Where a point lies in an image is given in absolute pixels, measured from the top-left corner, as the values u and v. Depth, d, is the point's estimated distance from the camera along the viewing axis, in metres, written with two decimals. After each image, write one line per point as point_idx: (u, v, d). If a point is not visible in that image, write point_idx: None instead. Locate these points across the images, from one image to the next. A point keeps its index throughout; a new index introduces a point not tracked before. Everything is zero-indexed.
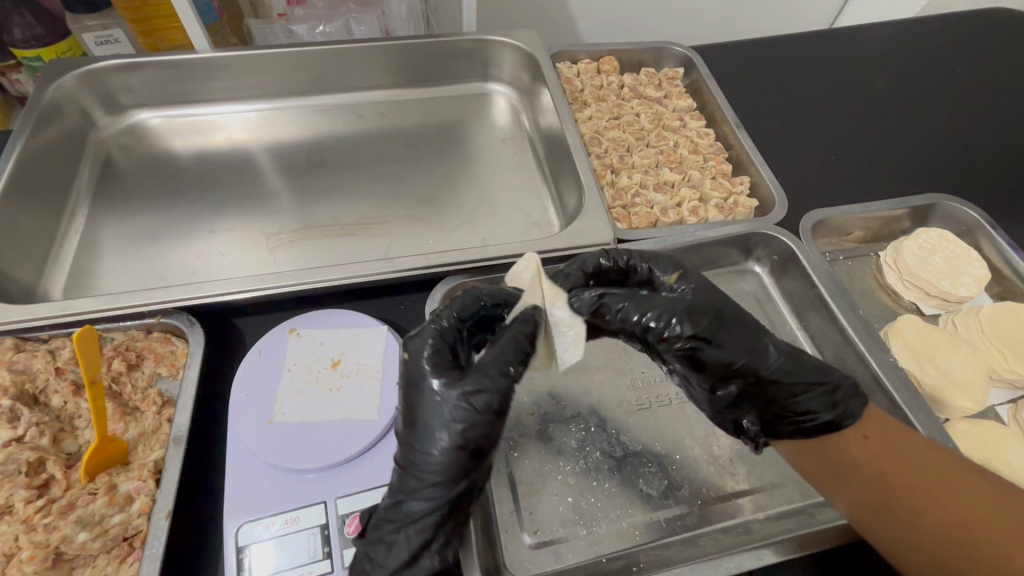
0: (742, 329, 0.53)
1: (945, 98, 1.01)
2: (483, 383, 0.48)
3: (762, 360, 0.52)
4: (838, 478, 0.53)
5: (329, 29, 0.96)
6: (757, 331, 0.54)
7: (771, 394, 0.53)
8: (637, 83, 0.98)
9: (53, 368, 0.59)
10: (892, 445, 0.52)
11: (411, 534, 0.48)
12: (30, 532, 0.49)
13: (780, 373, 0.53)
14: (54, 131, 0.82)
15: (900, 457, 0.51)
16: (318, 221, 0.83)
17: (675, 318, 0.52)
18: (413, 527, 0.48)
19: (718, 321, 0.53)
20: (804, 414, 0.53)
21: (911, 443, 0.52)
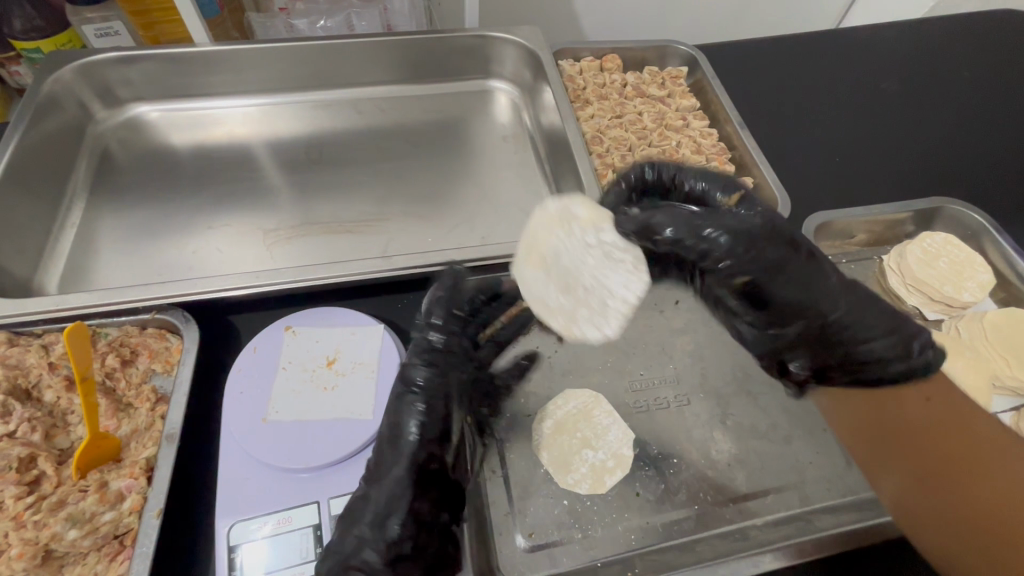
0: (809, 271, 0.53)
1: (952, 100, 1.00)
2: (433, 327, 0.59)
3: (828, 307, 0.54)
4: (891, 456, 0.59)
5: (330, 24, 0.95)
6: (818, 274, 0.54)
7: (830, 341, 0.55)
8: (640, 82, 0.97)
9: (46, 363, 0.59)
10: (939, 417, 0.54)
11: (370, 539, 0.50)
12: (19, 529, 0.49)
13: (844, 323, 0.54)
14: (52, 124, 0.81)
15: (939, 431, 0.54)
16: (316, 218, 0.82)
17: (733, 254, 0.52)
18: (368, 527, 0.50)
19: (782, 267, 0.53)
20: (865, 363, 0.56)
21: (961, 419, 0.52)
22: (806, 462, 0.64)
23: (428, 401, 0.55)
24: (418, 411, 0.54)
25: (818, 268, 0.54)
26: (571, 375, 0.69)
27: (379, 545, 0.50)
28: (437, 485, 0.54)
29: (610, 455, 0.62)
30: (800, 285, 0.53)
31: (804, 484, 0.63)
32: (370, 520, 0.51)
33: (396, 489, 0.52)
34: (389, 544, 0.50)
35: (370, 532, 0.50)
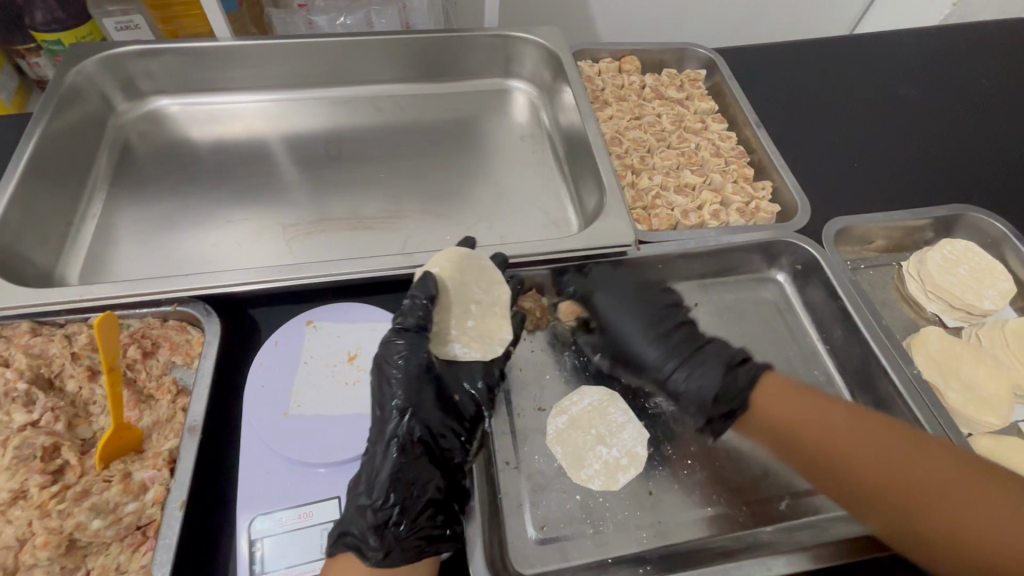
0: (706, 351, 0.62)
1: (971, 107, 1.00)
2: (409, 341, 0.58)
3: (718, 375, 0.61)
4: (840, 475, 0.53)
5: (350, 21, 0.95)
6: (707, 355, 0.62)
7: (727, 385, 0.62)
8: (659, 84, 0.97)
9: (69, 353, 0.59)
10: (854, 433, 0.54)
11: (363, 510, 0.50)
12: (44, 518, 0.49)
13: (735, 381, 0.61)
14: (74, 115, 0.82)
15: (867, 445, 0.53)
16: (334, 214, 0.82)
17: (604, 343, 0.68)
18: (367, 497, 0.51)
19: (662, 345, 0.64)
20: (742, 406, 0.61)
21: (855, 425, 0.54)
22: None
23: (409, 376, 0.56)
24: (399, 386, 0.56)
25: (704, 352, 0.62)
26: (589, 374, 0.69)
27: (368, 513, 0.50)
28: (428, 453, 0.55)
29: (624, 452, 0.63)
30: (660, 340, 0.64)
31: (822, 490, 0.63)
32: (367, 492, 0.51)
33: (390, 459, 0.53)
34: (377, 512, 0.50)
35: (363, 500, 0.50)
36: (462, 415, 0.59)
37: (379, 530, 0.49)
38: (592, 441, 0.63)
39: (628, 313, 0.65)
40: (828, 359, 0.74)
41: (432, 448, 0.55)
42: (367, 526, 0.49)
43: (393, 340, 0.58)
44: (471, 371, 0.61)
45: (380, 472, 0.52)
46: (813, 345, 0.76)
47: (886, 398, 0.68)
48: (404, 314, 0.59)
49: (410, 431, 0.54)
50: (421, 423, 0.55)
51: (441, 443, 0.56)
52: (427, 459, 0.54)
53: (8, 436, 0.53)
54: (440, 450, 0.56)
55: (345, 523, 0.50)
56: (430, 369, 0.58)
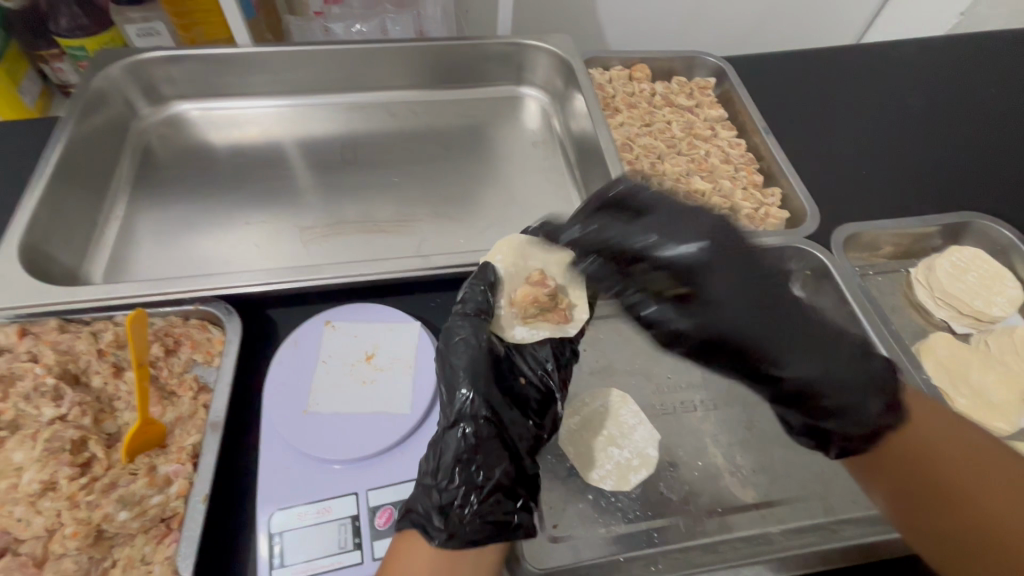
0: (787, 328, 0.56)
1: (978, 116, 1.01)
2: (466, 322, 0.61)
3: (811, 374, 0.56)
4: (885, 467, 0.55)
5: (365, 28, 0.97)
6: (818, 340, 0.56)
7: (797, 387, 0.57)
8: (668, 92, 0.99)
9: (96, 350, 0.60)
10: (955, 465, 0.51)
11: (430, 492, 0.52)
12: (73, 509, 0.51)
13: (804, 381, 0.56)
14: (98, 119, 0.84)
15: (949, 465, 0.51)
16: (350, 217, 0.84)
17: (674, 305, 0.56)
18: (437, 479, 0.52)
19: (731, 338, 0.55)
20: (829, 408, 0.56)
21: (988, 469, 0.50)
22: (831, 472, 0.64)
23: (473, 358, 0.59)
24: (464, 369, 0.58)
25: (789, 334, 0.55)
26: (599, 377, 0.70)
27: (433, 493, 0.52)
28: (496, 436, 0.56)
29: (636, 453, 0.63)
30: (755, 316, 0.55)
31: (829, 494, 0.63)
32: (437, 473, 0.53)
33: (459, 441, 0.54)
34: (444, 492, 0.52)
35: (428, 480, 0.53)
36: (527, 398, 0.61)
37: (444, 512, 0.51)
38: (598, 438, 0.64)
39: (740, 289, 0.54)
40: None
41: (500, 431, 0.57)
42: (432, 506, 0.51)
43: (458, 322, 0.61)
44: (535, 353, 0.63)
45: (445, 454, 0.54)
46: None
47: None
48: (467, 300, 0.63)
49: (476, 411, 0.56)
50: (490, 405, 0.57)
51: (507, 427, 0.58)
52: (494, 442, 0.56)
53: (37, 429, 0.55)
54: (508, 433, 0.57)
55: (416, 505, 0.52)
56: (495, 350, 0.61)
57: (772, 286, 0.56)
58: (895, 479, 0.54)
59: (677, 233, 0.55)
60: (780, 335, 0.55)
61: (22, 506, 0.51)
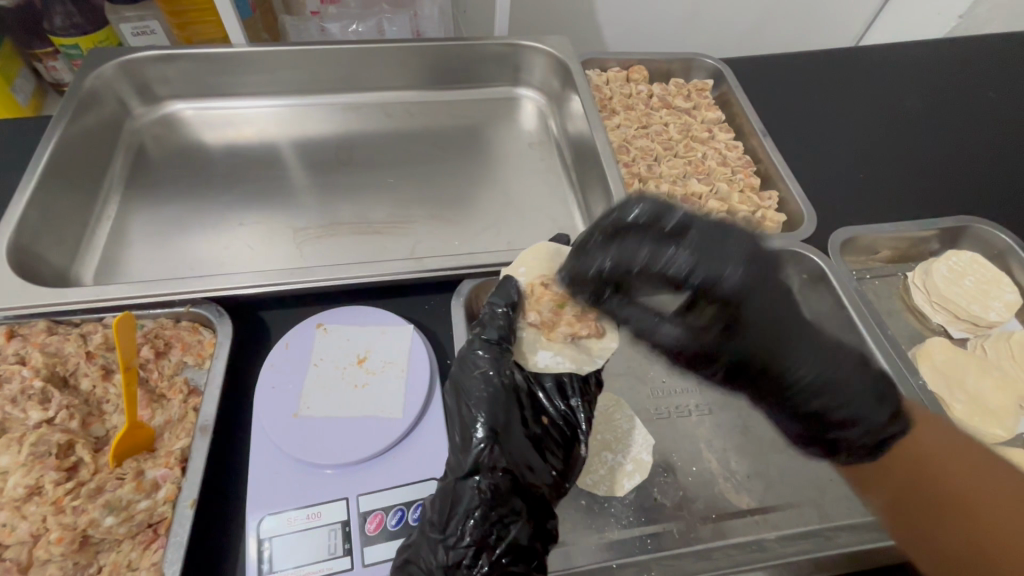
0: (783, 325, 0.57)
1: (977, 119, 1.00)
2: (485, 350, 0.56)
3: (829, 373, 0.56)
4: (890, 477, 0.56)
5: (362, 28, 0.96)
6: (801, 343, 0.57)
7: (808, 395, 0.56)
8: (666, 94, 0.98)
9: (84, 352, 0.60)
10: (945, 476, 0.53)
11: (435, 547, 0.49)
12: (58, 514, 0.50)
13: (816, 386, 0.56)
14: (91, 119, 0.83)
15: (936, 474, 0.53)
16: (344, 218, 0.83)
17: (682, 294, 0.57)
18: (445, 535, 0.49)
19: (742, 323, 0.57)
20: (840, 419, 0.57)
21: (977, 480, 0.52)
22: (827, 478, 0.64)
23: (492, 398, 0.54)
24: (481, 410, 0.53)
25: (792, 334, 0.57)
26: None
27: (439, 550, 0.49)
28: (513, 486, 0.51)
29: (630, 458, 0.62)
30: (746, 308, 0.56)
31: (823, 501, 0.62)
32: (444, 529, 0.49)
33: (473, 495, 0.50)
34: (451, 550, 0.48)
35: (434, 535, 0.49)
36: (549, 438, 0.57)
37: (449, 571, 0.48)
38: (590, 447, 0.63)
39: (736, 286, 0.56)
40: None
41: (518, 481, 0.52)
42: (437, 564, 0.48)
43: (475, 348, 0.57)
44: (558, 387, 0.60)
45: (456, 508, 0.50)
46: None
47: None
48: (486, 324, 0.58)
49: (494, 461, 0.51)
50: (509, 451, 0.52)
51: (527, 475, 0.53)
52: (513, 494, 0.51)
53: (23, 433, 0.54)
54: (529, 482, 0.52)
55: (420, 559, 0.49)
56: (515, 383, 0.57)
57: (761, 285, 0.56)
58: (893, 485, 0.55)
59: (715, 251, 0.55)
60: (793, 335, 0.56)
61: (7, 511, 0.50)
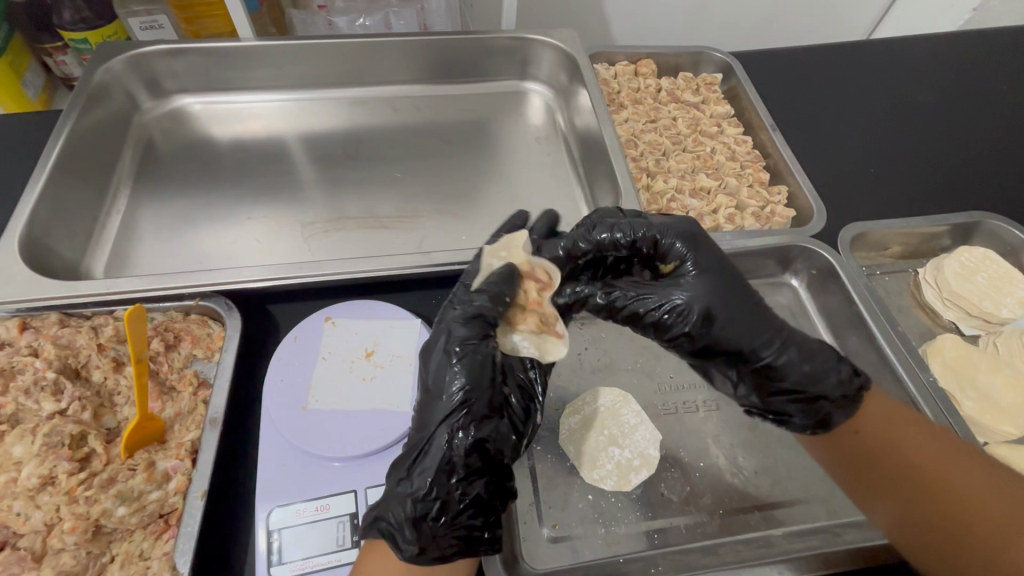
0: (752, 316, 0.54)
1: (991, 113, 0.99)
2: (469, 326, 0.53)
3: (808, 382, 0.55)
4: (874, 473, 0.55)
5: (369, 22, 0.95)
6: (777, 328, 0.55)
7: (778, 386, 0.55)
8: (674, 88, 0.98)
9: (96, 344, 0.60)
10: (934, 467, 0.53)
11: (402, 503, 0.49)
12: (72, 504, 0.51)
13: (801, 381, 0.55)
14: (100, 113, 0.84)
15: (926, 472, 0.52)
16: (352, 213, 0.84)
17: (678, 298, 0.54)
18: (411, 490, 0.49)
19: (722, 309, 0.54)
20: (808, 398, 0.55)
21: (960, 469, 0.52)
22: None
23: (470, 358, 0.51)
24: (458, 373, 0.51)
25: (773, 322, 0.55)
26: (599, 374, 0.69)
27: (406, 503, 0.48)
28: (476, 452, 0.49)
29: (637, 453, 0.62)
30: (732, 308, 0.54)
31: (832, 497, 0.62)
32: (411, 484, 0.49)
33: (442, 452, 0.49)
34: (418, 503, 0.48)
35: (401, 490, 0.49)
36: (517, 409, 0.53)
37: (415, 524, 0.48)
38: (596, 437, 0.63)
39: (724, 289, 0.54)
40: None
41: (483, 445, 0.49)
42: (404, 518, 0.48)
43: (465, 321, 0.53)
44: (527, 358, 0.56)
45: (423, 465, 0.49)
46: None
47: None
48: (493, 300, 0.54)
49: (456, 423, 0.49)
50: (474, 413, 0.50)
51: (496, 440, 0.50)
52: (474, 459, 0.49)
53: (37, 424, 0.54)
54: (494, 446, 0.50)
55: (390, 515, 0.49)
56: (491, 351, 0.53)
57: (742, 293, 0.55)
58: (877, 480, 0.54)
59: (663, 225, 0.57)
60: (758, 333, 0.54)
61: (21, 501, 0.51)
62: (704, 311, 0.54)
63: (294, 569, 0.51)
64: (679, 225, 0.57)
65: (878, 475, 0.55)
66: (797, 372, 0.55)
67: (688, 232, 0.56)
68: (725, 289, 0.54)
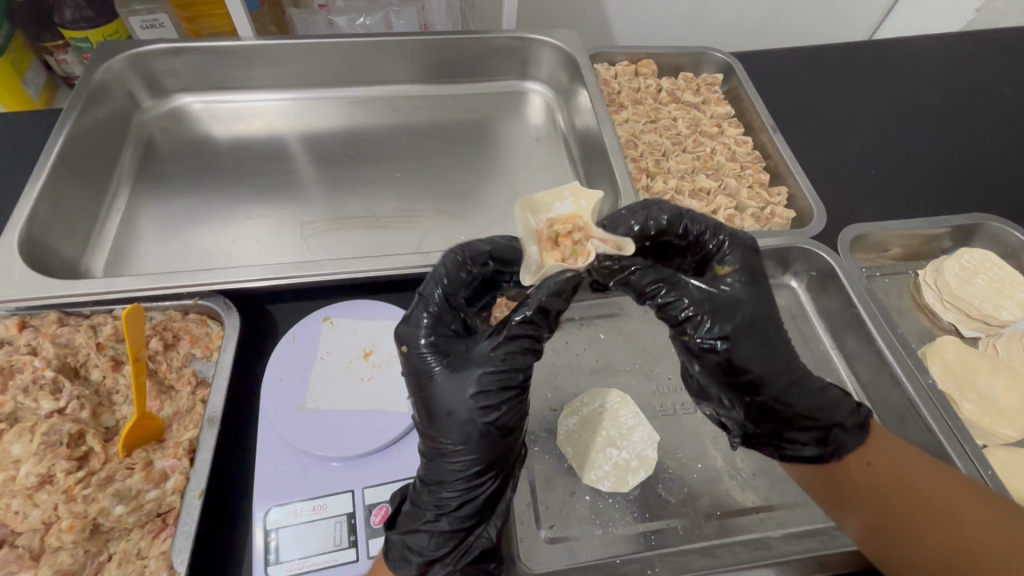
0: (776, 342, 0.53)
1: (993, 114, 0.99)
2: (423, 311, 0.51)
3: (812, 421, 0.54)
4: (848, 493, 0.54)
5: (369, 21, 0.95)
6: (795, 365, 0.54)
7: (780, 418, 0.54)
8: (675, 88, 0.98)
9: (94, 343, 0.60)
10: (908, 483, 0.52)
11: (421, 530, 0.49)
12: (70, 502, 0.51)
13: (799, 416, 0.54)
14: (101, 112, 0.84)
15: (902, 486, 0.52)
16: (351, 212, 0.84)
17: (713, 313, 0.51)
18: (425, 515, 0.49)
19: (749, 331, 0.52)
20: (791, 442, 0.56)
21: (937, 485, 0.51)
22: None
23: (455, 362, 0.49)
24: (449, 380, 0.48)
25: (789, 353, 0.54)
26: (597, 375, 0.69)
27: (419, 535, 0.49)
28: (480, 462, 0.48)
29: (634, 455, 0.62)
30: (764, 332, 0.53)
31: None
32: (424, 506, 0.49)
33: (431, 467, 0.49)
34: (432, 533, 0.49)
35: (415, 518, 0.50)
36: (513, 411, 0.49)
37: (433, 550, 0.49)
38: (596, 436, 0.63)
39: (763, 312, 0.53)
40: (842, 369, 0.73)
41: (466, 450, 0.48)
42: (420, 547, 0.48)
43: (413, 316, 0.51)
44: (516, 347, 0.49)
45: (431, 491, 0.49)
46: (828, 354, 0.75)
47: (900, 408, 0.67)
48: (411, 321, 0.51)
49: (455, 440, 0.48)
50: (443, 426, 0.48)
51: (479, 438, 0.48)
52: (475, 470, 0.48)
53: (35, 422, 0.55)
54: (479, 444, 0.48)
55: (415, 543, 0.48)
56: (429, 370, 0.49)
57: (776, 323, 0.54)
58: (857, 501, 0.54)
59: (728, 232, 0.56)
60: (779, 365, 0.53)
61: (19, 499, 0.51)
62: (737, 326, 0.52)
63: (291, 568, 0.51)
64: (741, 240, 0.56)
65: (851, 495, 0.54)
66: (802, 407, 0.54)
67: (749, 248, 0.55)
68: (762, 310, 0.53)
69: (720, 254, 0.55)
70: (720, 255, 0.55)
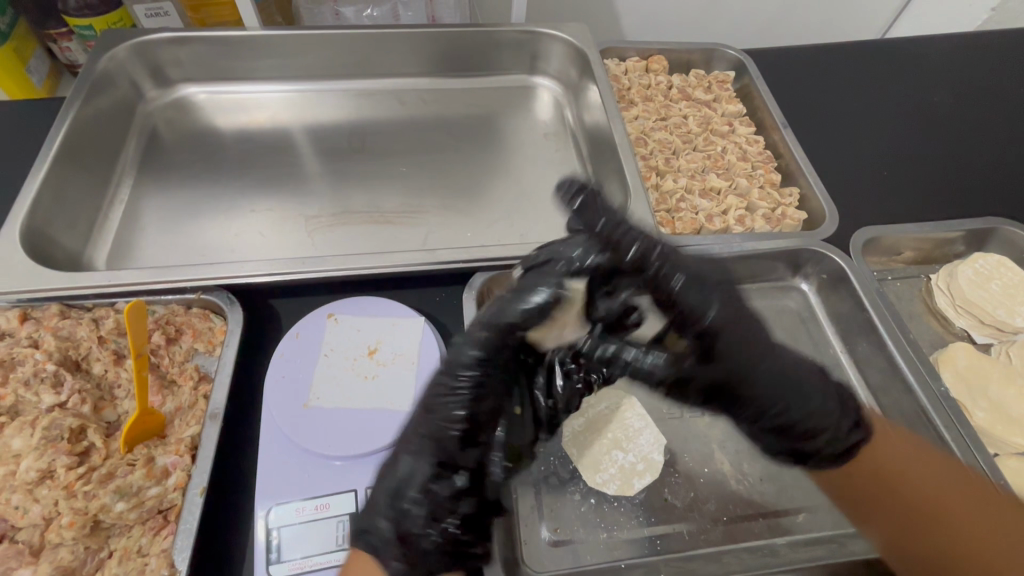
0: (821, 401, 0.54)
1: (1009, 115, 0.97)
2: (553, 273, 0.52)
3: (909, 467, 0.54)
4: (866, 500, 0.55)
5: (376, 12, 0.93)
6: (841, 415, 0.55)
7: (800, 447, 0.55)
8: (686, 85, 0.96)
9: (96, 337, 0.60)
10: (910, 470, 0.54)
11: (373, 495, 0.48)
12: (69, 498, 0.50)
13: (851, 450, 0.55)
14: (104, 101, 0.83)
15: (905, 478, 0.54)
16: (355, 207, 0.82)
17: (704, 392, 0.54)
18: (376, 494, 0.48)
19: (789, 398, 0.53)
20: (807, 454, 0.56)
21: (928, 470, 0.54)
22: None
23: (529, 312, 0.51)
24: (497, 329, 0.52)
25: (831, 406, 0.54)
26: None
27: (377, 508, 0.47)
28: (462, 438, 0.49)
29: (640, 457, 0.61)
30: (789, 393, 0.53)
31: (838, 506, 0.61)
32: (378, 486, 0.49)
33: (420, 419, 0.50)
34: (390, 500, 0.47)
35: (372, 495, 0.49)
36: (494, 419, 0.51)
37: (379, 524, 0.47)
38: (601, 440, 0.62)
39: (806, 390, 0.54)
40: (852, 374, 0.73)
41: (455, 412, 0.49)
42: (372, 517, 0.47)
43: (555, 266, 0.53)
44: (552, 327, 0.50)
45: (405, 446, 0.49)
46: (838, 359, 0.74)
47: (910, 415, 0.66)
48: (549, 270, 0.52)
49: (453, 391, 0.50)
50: (447, 376, 0.50)
51: (451, 436, 0.49)
52: (454, 443, 0.48)
53: (36, 416, 0.54)
54: (449, 448, 0.48)
55: (360, 519, 0.48)
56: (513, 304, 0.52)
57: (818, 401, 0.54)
58: (873, 504, 0.55)
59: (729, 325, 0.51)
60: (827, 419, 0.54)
61: (19, 494, 0.50)
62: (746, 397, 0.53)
63: (293, 568, 0.51)
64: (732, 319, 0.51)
65: (867, 505, 0.55)
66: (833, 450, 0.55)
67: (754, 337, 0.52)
68: (813, 393, 0.54)
69: (642, 262, 0.52)
70: (654, 270, 0.52)
